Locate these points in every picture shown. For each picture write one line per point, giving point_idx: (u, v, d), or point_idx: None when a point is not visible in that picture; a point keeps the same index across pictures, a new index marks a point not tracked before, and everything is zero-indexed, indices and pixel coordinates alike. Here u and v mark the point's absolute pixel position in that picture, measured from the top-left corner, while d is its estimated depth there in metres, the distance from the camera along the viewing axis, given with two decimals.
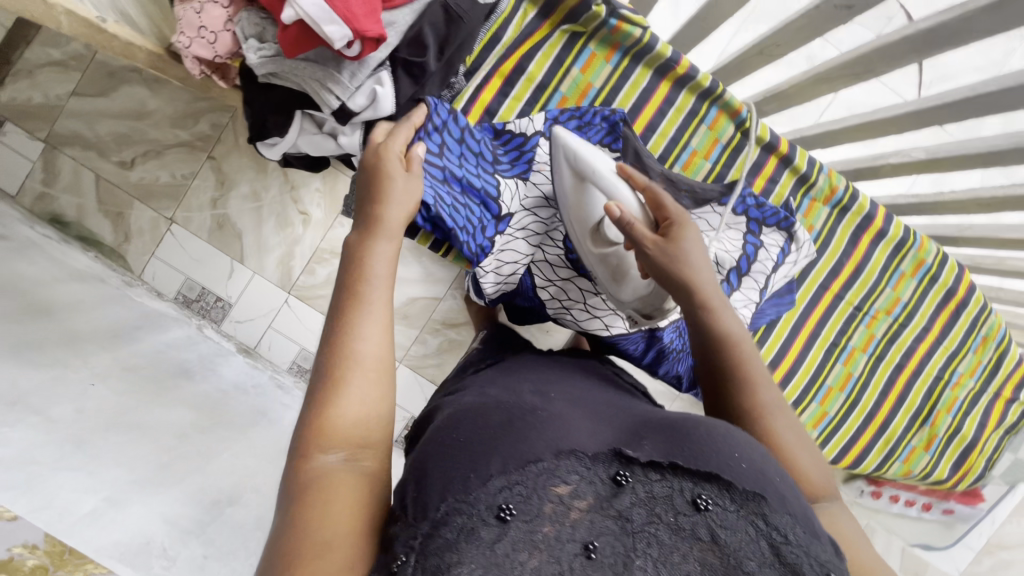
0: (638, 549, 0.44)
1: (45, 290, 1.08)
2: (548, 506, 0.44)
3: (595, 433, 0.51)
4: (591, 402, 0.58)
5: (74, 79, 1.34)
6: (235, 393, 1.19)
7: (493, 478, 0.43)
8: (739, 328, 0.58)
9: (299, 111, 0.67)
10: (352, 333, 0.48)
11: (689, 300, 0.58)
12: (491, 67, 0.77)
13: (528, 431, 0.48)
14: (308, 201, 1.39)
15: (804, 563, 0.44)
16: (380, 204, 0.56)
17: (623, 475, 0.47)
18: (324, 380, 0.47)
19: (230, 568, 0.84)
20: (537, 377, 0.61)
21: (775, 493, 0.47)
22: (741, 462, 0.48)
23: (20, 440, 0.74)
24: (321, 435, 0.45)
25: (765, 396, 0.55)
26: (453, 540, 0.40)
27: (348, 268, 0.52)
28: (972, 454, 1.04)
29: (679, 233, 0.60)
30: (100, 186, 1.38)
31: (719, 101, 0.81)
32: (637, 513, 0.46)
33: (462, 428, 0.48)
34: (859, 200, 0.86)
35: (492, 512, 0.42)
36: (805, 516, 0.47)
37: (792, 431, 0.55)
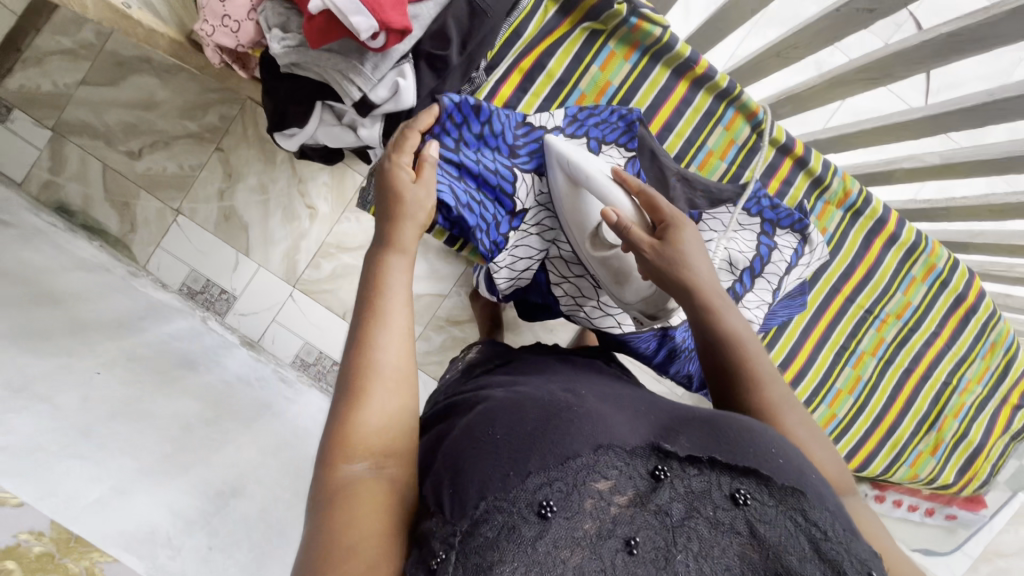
0: (678, 543, 0.45)
1: (51, 278, 1.07)
2: (588, 501, 0.44)
3: (633, 428, 0.51)
4: (621, 398, 0.58)
5: (83, 68, 1.33)
6: (239, 385, 1.19)
7: (531, 476, 0.44)
8: (742, 328, 0.57)
9: (321, 101, 0.66)
10: (373, 344, 0.50)
11: (689, 304, 0.57)
12: (511, 62, 0.75)
13: (569, 426, 0.48)
14: (315, 195, 1.40)
15: (845, 560, 0.44)
16: (398, 219, 0.57)
17: (662, 470, 0.47)
18: (347, 391, 0.48)
19: (234, 559, 0.84)
20: (563, 377, 0.61)
21: (811, 490, 0.48)
22: (779, 457, 0.49)
23: (27, 427, 0.74)
24: (346, 444, 0.46)
25: (772, 393, 0.55)
26: (494, 538, 0.41)
27: (367, 281, 0.54)
28: (977, 460, 1.04)
29: (676, 234, 0.58)
30: (107, 176, 1.38)
31: (737, 102, 0.81)
32: (676, 507, 0.46)
33: (499, 423, 0.49)
34: (872, 204, 0.86)
35: (532, 509, 0.42)
36: (840, 513, 0.48)
37: (803, 427, 0.55)
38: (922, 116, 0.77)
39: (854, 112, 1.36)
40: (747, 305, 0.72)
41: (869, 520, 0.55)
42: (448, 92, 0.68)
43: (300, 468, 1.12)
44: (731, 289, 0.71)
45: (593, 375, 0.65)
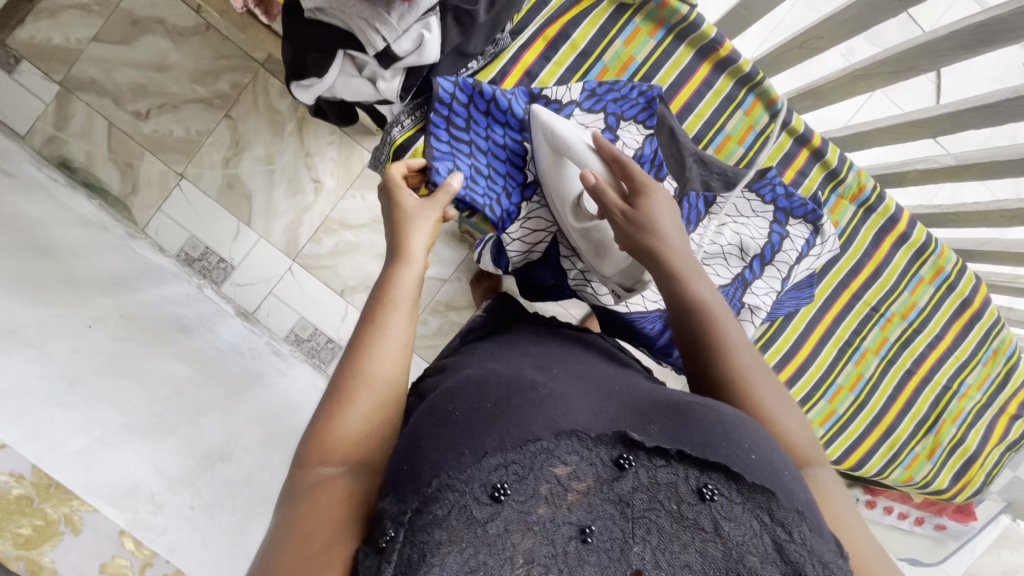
0: (636, 535, 0.43)
1: (48, 231, 1.05)
2: (544, 486, 0.43)
3: (596, 412, 0.49)
4: (593, 377, 0.56)
5: (97, 24, 1.32)
6: (232, 353, 1.18)
7: (487, 456, 0.42)
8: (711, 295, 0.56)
9: (342, 51, 0.63)
10: (369, 351, 0.49)
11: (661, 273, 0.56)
12: (536, 29, 0.74)
13: (527, 410, 0.46)
14: (321, 169, 1.39)
15: (807, 563, 0.41)
16: (405, 233, 0.57)
17: (626, 458, 0.45)
18: (332, 395, 0.48)
19: (217, 521, 0.83)
20: (538, 352, 0.60)
21: (784, 488, 0.45)
22: (752, 454, 0.46)
23: (15, 371, 0.72)
24: (324, 447, 0.45)
25: (743, 358, 0.54)
26: (442, 517, 0.39)
27: (374, 290, 0.54)
28: (972, 467, 1.04)
29: (645, 202, 0.57)
30: (112, 135, 1.36)
31: (758, 88, 0.81)
32: (638, 498, 0.44)
33: (459, 401, 0.47)
34: (886, 202, 0.87)
35: (485, 490, 0.41)
36: (812, 514, 0.45)
37: (774, 394, 0.53)
38: (940, 113, 0.77)
39: (865, 116, 1.37)
40: (756, 292, 0.72)
41: (842, 505, 0.51)
42: (471, 52, 0.68)
43: (289, 439, 1.10)
44: (740, 275, 0.71)
45: (592, 352, 0.63)
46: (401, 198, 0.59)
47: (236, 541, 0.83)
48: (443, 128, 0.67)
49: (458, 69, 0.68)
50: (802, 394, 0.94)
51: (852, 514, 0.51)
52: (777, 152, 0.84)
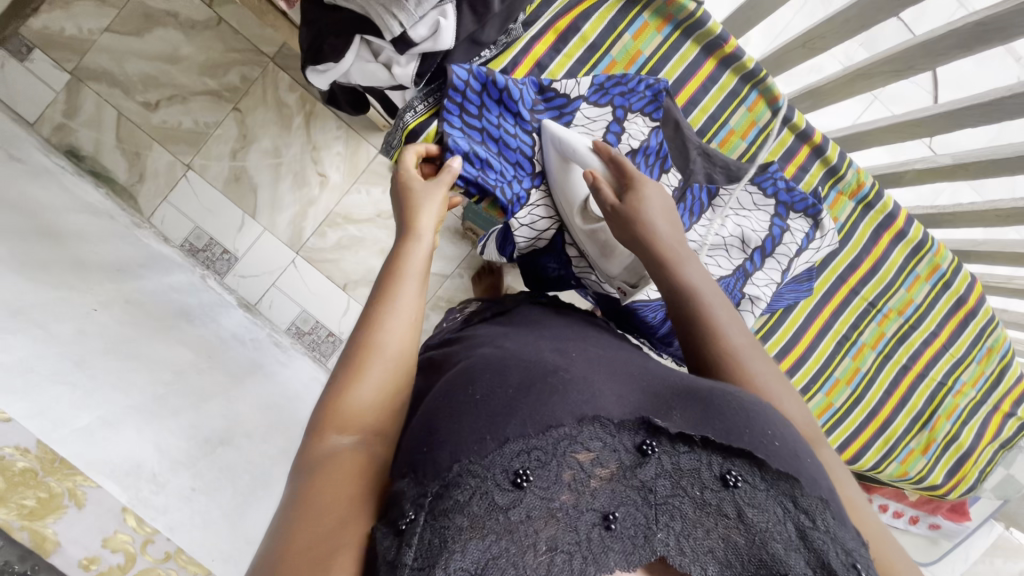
0: (659, 521, 0.41)
1: (57, 216, 1.06)
2: (567, 472, 0.41)
3: (620, 397, 0.48)
4: (613, 362, 0.55)
5: (110, 15, 1.34)
6: (234, 342, 1.19)
7: (509, 442, 0.41)
8: (703, 277, 0.58)
9: (359, 36, 0.64)
10: (380, 324, 0.50)
11: (651, 262, 0.58)
12: (547, 22, 0.76)
13: (550, 395, 0.45)
14: (327, 163, 1.40)
15: (831, 550, 0.40)
16: (413, 211, 0.58)
17: (649, 444, 0.44)
18: (346, 368, 0.48)
19: (217, 503, 0.83)
20: (555, 336, 0.59)
21: (806, 476, 0.44)
22: (775, 441, 0.45)
23: (23, 348, 0.73)
24: (337, 417, 0.46)
25: (738, 338, 0.55)
26: (464, 502, 0.37)
27: (384, 267, 0.55)
28: (966, 464, 1.04)
29: (634, 196, 0.60)
30: (121, 125, 1.37)
31: (761, 85, 0.84)
32: (662, 484, 0.43)
33: (480, 383, 0.46)
34: (884, 199, 0.89)
35: (507, 476, 0.39)
36: (835, 502, 0.45)
37: (767, 372, 0.53)
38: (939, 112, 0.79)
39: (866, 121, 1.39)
40: (756, 283, 0.73)
41: (854, 497, 0.51)
42: (484, 40, 0.69)
43: (289, 427, 1.11)
44: (741, 266, 0.72)
45: (598, 335, 0.64)
46: (409, 179, 0.61)
47: (236, 523, 0.84)
48: (456, 116, 0.68)
49: (471, 57, 0.70)
50: (800, 385, 0.95)
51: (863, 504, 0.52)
52: (779, 147, 0.86)
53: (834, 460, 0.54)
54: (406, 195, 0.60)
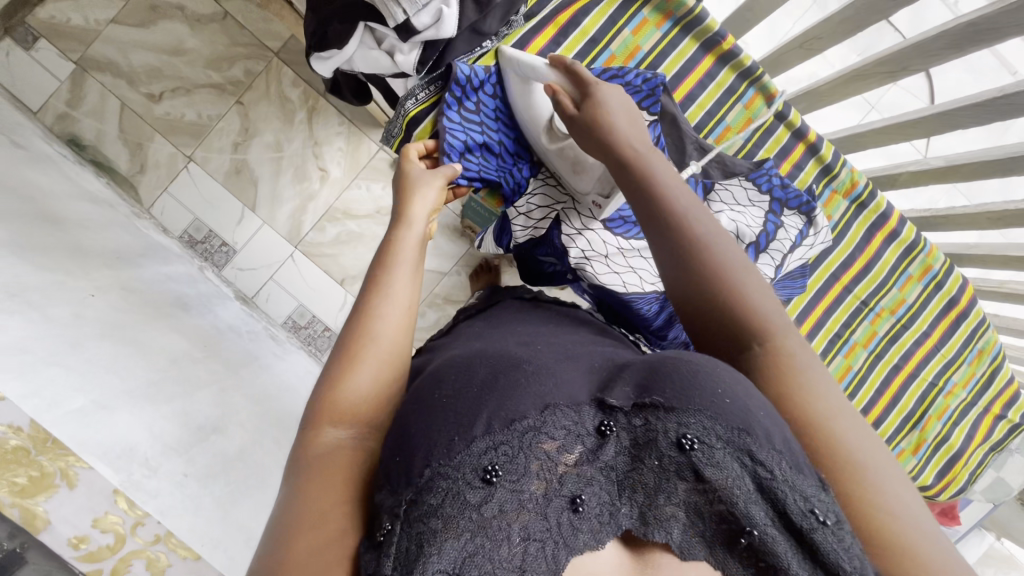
0: (624, 496, 0.41)
1: (57, 202, 1.06)
2: (534, 463, 0.40)
3: (580, 380, 0.46)
4: (575, 351, 0.53)
5: (117, 6, 1.35)
6: (230, 334, 1.19)
7: (476, 440, 0.39)
8: (664, 171, 0.53)
9: (363, 23, 0.65)
10: (376, 314, 0.49)
11: (611, 163, 0.55)
12: (548, 15, 0.77)
13: (514, 387, 0.43)
14: (328, 158, 1.41)
15: (787, 497, 0.39)
16: (409, 203, 0.58)
17: (607, 425, 0.43)
18: (341, 357, 0.48)
19: (209, 490, 0.83)
20: (524, 332, 0.57)
21: (761, 429, 0.40)
22: (727, 398, 0.41)
23: (20, 329, 0.73)
24: (332, 409, 0.45)
25: (697, 230, 0.50)
26: (437, 506, 0.37)
27: (379, 255, 0.54)
28: (957, 466, 1.04)
29: (594, 101, 0.57)
30: (123, 115, 1.38)
31: (758, 83, 0.85)
32: (621, 460, 0.43)
33: (450, 381, 0.44)
34: (877, 199, 0.90)
35: (477, 474, 0.38)
36: (791, 447, 0.41)
37: (735, 261, 0.49)
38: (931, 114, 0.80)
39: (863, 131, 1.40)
40: None
41: (826, 404, 0.44)
42: (486, 31, 0.70)
43: (283, 418, 1.11)
44: None
45: (588, 323, 0.64)
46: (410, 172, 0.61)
47: (228, 510, 0.83)
48: (455, 110, 0.70)
49: (474, 46, 0.71)
50: None
51: (841, 408, 0.45)
52: (775, 145, 0.87)
53: (807, 354, 0.47)
54: (404, 181, 0.60)
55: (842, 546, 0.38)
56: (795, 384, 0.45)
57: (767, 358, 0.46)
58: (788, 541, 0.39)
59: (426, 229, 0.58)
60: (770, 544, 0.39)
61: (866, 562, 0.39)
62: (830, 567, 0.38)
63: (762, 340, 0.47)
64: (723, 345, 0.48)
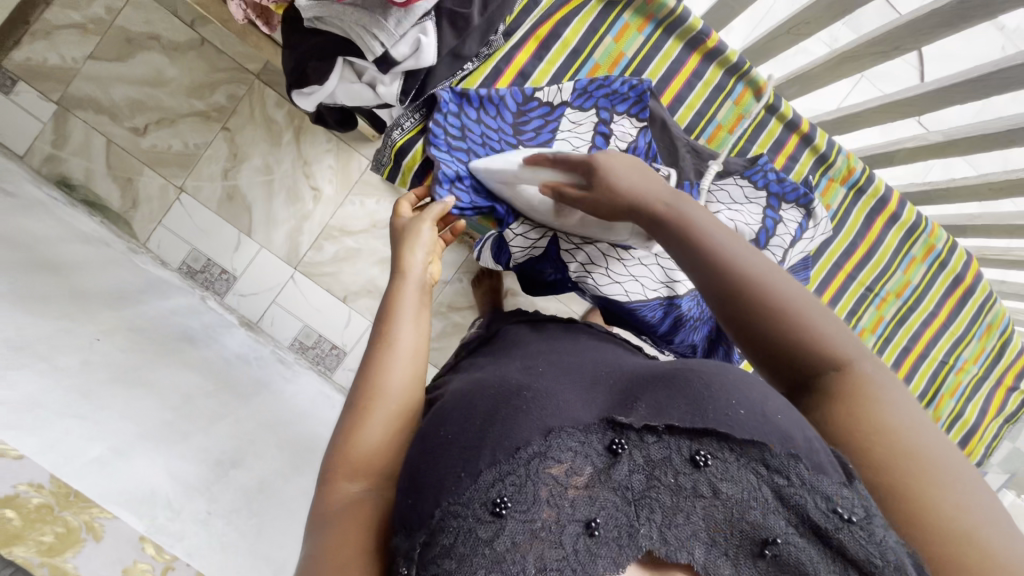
0: (641, 516, 0.38)
1: (53, 248, 1.06)
2: (544, 489, 0.38)
3: (586, 400, 0.45)
4: (583, 367, 0.52)
5: (92, 42, 1.34)
6: (238, 362, 1.19)
7: (482, 474, 0.39)
8: (697, 211, 0.51)
9: (341, 57, 0.66)
10: (382, 368, 0.51)
11: (643, 221, 0.53)
12: (527, 30, 0.77)
13: (518, 414, 0.42)
14: (320, 177, 1.40)
15: (808, 503, 0.38)
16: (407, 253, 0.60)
17: (618, 443, 0.41)
18: (352, 410, 0.49)
19: (234, 525, 0.84)
20: (527, 354, 0.56)
21: (778, 433, 0.40)
22: (739, 408, 0.41)
23: (29, 384, 0.73)
24: (348, 463, 0.46)
25: (748, 267, 0.47)
26: (450, 547, 0.37)
27: (382, 311, 0.55)
28: (972, 440, 1.05)
29: (596, 164, 0.55)
30: (110, 151, 1.38)
31: (746, 77, 0.84)
32: (637, 480, 0.40)
33: (451, 421, 0.44)
34: (876, 182, 0.90)
35: (486, 508, 0.38)
36: (811, 448, 0.39)
37: (793, 288, 0.47)
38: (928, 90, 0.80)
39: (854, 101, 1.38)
40: None
41: (901, 416, 0.43)
42: (467, 54, 0.69)
43: (300, 443, 1.12)
44: None
45: (595, 339, 0.64)
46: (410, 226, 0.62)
47: (254, 543, 0.85)
48: (441, 138, 0.69)
49: (454, 71, 0.70)
50: None
51: (921, 422, 0.43)
52: (768, 139, 0.87)
53: (880, 371, 0.46)
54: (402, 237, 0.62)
55: (875, 542, 0.36)
56: (871, 404, 0.43)
57: (846, 384, 0.45)
58: (812, 545, 0.38)
59: (425, 275, 0.59)
60: (795, 554, 0.37)
61: (907, 560, 0.36)
62: (866, 567, 0.36)
63: (836, 365, 0.45)
64: (800, 381, 0.47)
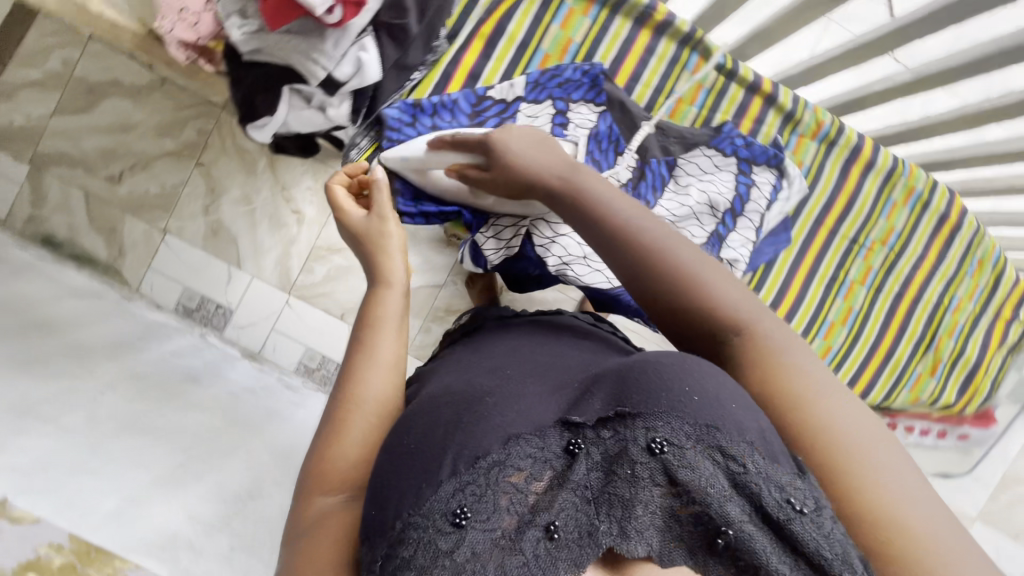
0: (602, 514, 0.38)
1: (45, 307, 1.07)
2: (503, 498, 0.39)
3: (548, 402, 0.46)
4: (553, 366, 0.53)
5: (54, 97, 1.33)
6: (245, 395, 1.19)
7: (443, 484, 0.40)
8: (590, 182, 0.53)
9: (287, 87, 0.67)
10: (357, 379, 0.51)
11: (541, 197, 0.55)
12: (472, 29, 0.77)
13: (476, 423, 0.43)
14: (300, 200, 1.40)
15: (763, 491, 0.37)
16: (384, 260, 0.60)
17: (576, 443, 0.41)
18: (330, 423, 0.49)
19: (259, 557, 0.86)
20: (500, 352, 0.56)
21: (729, 418, 0.39)
22: (694, 395, 0.40)
23: (37, 448, 0.75)
24: (323, 475, 0.46)
25: (643, 235, 0.50)
26: (411, 558, 0.37)
27: (360, 322, 0.55)
28: (977, 376, 1.08)
29: (491, 144, 0.57)
30: (89, 204, 1.38)
31: (701, 46, 0.81)
32: (595, 478, 0.40)
33: (413, 431, 0.45)
34: (846, 132, 0.89)
35: (447, 519, 0.38)
36: (762, 430, 0.40)
37: (688, 252, 0.50)
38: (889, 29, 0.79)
39: None
40: (731, 245, 0.72)
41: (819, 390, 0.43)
42: (412, 63, 0.71)
43: None
44: (715, 232, 0.72)
45: (578, 334, 0.64)
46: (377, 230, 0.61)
47: None
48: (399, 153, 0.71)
49: (402, 82, 0.71)
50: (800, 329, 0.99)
51: (826, 391, 0.43)
52: (730, 105, 0.86)
53: (783, 335, 0.47)
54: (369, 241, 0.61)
55: (824, 536, 0.36)
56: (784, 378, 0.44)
57: (747, 347, 0.46)
58: (768, 535, 0.37)
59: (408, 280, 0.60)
60: (748, 543, 0.36)
61: (855, 552, 0.36)
62: (817, 563, 0.36)
63: (737, 330, 0.47)
64: (706, 343, 0.49)
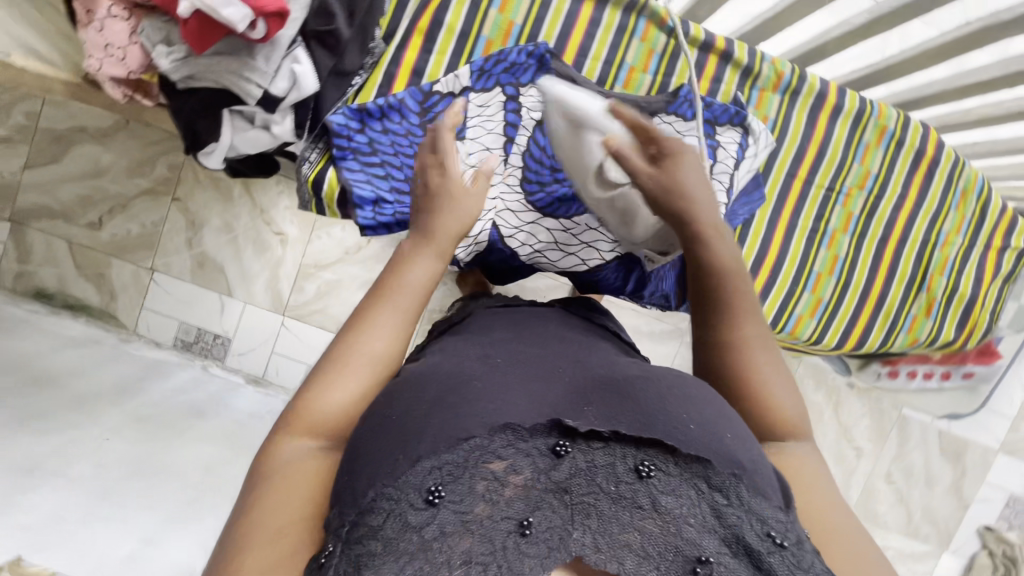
0: (576, 520, 0.38)
1: (43, 359, 1.06)
2: (479, 484, 0.38)
3: (533, 395, 0.45)
4: (540, 356, 0.52)
5: (22, 151, 1.33)
6: (252, 420, 1.19)
7: (420, 460, 0.39)
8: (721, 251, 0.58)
9: (227, 109, 0.69)
10: (369, 329, 0.52)
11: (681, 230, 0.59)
12: (409, 24, 0.76)
13: (461, 405, 0.42)
14: (280, 221, 1.39)
15: (745, 527, 0.40)
16: (432, 217, 0.58)
17: (563, 446, 0.41)
18: (332, 362, 0.50)
19: None
20: (487, 341, 0.55)
21: (721, 453, 0.42)
22: (690, 424, 0.43)
23: (46, 503, 0.76)
24: (311, 414, 0.47)
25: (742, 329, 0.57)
26: (379, 529, 0.36)
27: (385, 274, 0.56)
28: (974, 311, 1.06)
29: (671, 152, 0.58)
30: (74, 252, 1.39)
31: (645, 11, 0.80)
32: (576, 483, 0.40)
33: (398, 403, 0.44)
34: (809, 80, 0.86)
35: (421, 495, 0.37)
36: (751, 468, 0.43)
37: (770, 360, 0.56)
38: None
39: None
40: None
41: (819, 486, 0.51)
42: (351, 68, 0.71)
43: None
44: None
45: (561, 322, 0.63)
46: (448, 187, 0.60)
47: None
48: (351, 159, 0.72)
49: (345, 90, 0.72)
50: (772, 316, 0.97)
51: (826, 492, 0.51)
52: (685, 67, 0.83)
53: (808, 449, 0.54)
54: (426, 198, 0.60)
55: (800, 569, 0.39)
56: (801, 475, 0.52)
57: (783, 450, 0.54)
58: (741, 567, 0.39)
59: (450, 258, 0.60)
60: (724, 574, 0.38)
61: None
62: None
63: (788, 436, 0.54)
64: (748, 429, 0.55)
